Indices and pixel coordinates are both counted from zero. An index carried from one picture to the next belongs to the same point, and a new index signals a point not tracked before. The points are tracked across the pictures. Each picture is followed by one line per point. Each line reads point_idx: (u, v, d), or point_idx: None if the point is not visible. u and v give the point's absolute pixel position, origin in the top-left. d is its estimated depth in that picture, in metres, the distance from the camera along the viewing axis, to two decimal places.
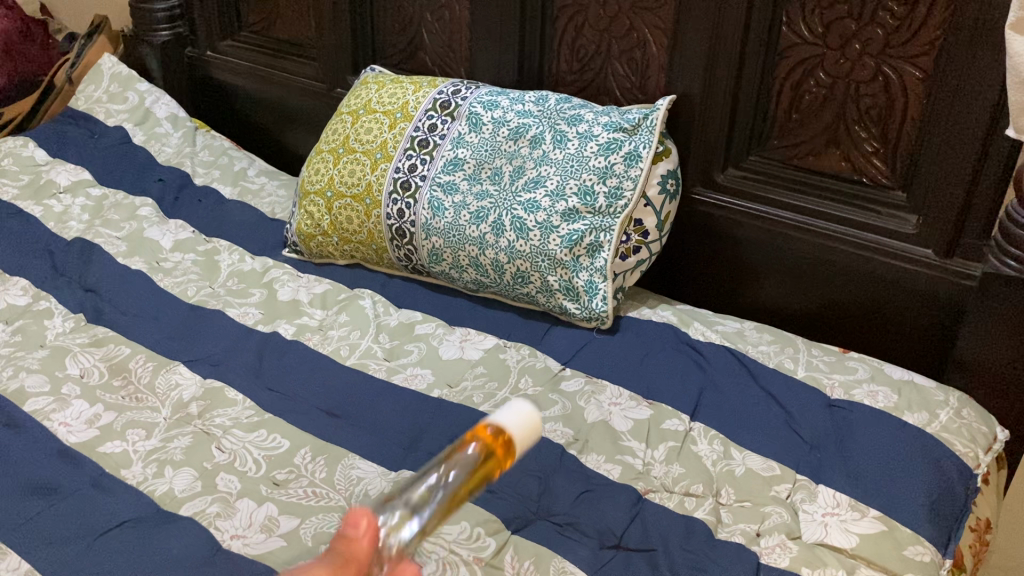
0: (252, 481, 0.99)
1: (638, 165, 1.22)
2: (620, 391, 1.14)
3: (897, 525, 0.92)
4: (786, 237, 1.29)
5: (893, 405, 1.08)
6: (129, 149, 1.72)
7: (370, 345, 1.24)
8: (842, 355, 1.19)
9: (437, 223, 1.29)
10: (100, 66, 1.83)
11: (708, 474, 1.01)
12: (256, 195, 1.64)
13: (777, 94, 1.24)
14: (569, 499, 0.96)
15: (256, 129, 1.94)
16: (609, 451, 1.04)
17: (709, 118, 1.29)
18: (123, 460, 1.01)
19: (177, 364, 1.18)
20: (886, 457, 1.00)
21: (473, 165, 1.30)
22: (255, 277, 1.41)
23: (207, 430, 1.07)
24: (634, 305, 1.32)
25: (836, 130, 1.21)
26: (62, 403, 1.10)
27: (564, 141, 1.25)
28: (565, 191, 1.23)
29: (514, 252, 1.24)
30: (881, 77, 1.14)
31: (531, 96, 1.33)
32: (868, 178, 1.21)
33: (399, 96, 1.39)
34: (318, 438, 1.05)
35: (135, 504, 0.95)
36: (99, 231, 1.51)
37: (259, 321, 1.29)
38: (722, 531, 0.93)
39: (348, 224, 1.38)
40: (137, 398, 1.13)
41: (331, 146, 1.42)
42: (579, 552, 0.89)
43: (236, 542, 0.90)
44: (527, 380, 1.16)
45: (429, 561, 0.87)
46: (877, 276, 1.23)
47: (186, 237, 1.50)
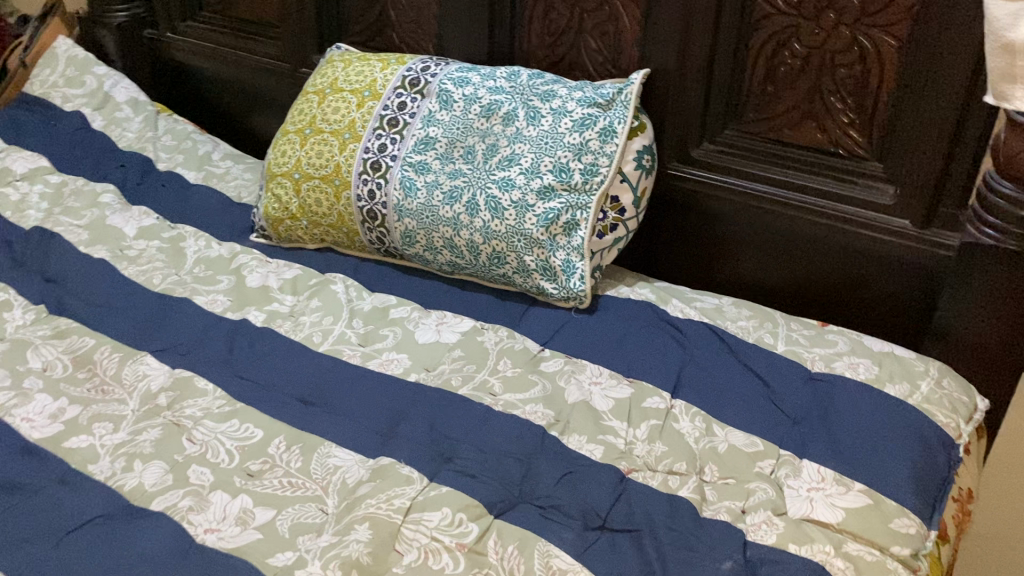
0: (225, 473, 0.96)
1: (613, 140, 1.20)
2: (600, 370, 1.12)
3: (883, 499, 0.91)
4: (762, 211, 1.28)
5: (875, 376, 1.07)
6: (87, 134, 1.67)
7: (343, 330, 1.21)
8: (821, 329, 1.18)
9: (409, 204, 1.26)
10: (56, 49, 1.77)
11: (691, 452, 0.99)
12: (222, 179, 1.59)
13: (751, 66, 1.22)
14: (551, 481, 0.94)
15: (220, 112, 1.89)
16: (591, 431, 1.02)
17: (684, 91, 1.27)
18: (90, 455, 0.98)
19: (144, 355, 1.15)
20: (869, 429, 1.00)
21: (444, 144, 1.27)
22: (222, 263, 1.37)
23: (177, 421, 1.03)
24: (612, 283, 1.30)
25: (812, 102, 1.19)
26: (24, 397, 1.06)
27: (538, 117, 1.23)
28: (540, 168, 1.20)
29: (489, 231, 1.21)
30: (857, 47, 1.13)
31: (503, 72, 1.30)
32: (844, 149, 1.20)
33: (367, 74, 1.36)
34: (292, 427, 1.03)
35: (103, 501, 0.91)
36: (59, 219, 1.46)
37: (228, 309, 1.26)
38: (707, 509, 0.92)
39: (317, 206, 1.34)
40: (103, 390, 1.09)
41: (298, 127, 1.38)
42: (563, 535, 0.87)
43: (210, 536, 0.87)
44: (506, 361, 1.14)
45: (410, 550, 0.85)
46: (854, 248, 1.22)
47: (150, 224, 1.46)
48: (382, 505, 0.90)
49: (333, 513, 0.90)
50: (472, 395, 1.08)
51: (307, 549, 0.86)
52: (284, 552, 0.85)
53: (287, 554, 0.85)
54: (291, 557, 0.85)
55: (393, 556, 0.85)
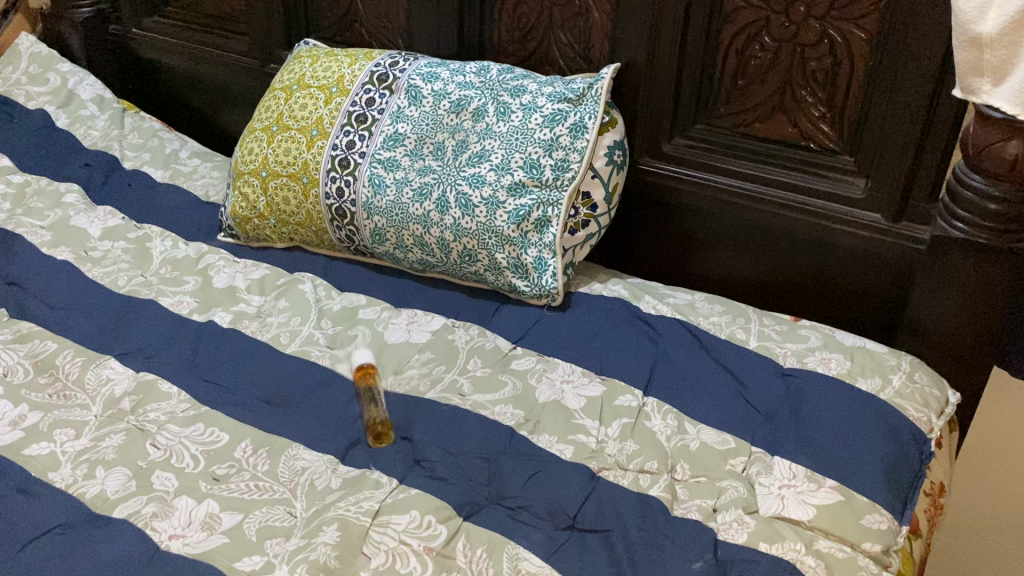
0: (190, 478, 0.94)
1: (584, 136, 1.19)
2: (572, 368, 1.11)
3: (854, 495, 0.91)
4: (734, 206, 1.27)
5: (846, 371, 1.07)
6: (51, 133, 1.64)
7: (312, 332, 1.19)
8: (793, 324, 1.18)
9: (379, 202, 1.24)
10: (18, 46, 1.75)
11: (663, 450, 0.98)
12: (188, 177, 1.57)
13: (722, 60, 1.21)
14: (520, 482, 0.93)
15: (188, 109, 1.86)
16: (561, 431, 1.01)
17: (655, 84, 1.26)
18: (50, 462, 0.96)
19: (108, 358, 1.13)
20: (841, 425, 0.99)
21: (414, 140, 1.25)
22: (189, 263, 1.35)
23: (141, 426, 1.01)
24: (585, 280, 1.29)
25: (783, 95, 1.19)
26: None
27: (508, 113, 1.21)
28: (510, 164, 1.19)
29: (460, 229, 1.20)
30: (826, 40, 1.12)
31: (473, 67, 1.28)
32: (815, 143, 1.19)
33: (334, 70, 1.34)
34: (259, 430, 1.01)
35: (64, 509, 0.89)
36: (22, 221, 1.43)
37: (194, 310, 1.24)
38: (679, 508, 0.91)
39: (285, 205, 1.32)
40: (65, 396, 1.07)
41: (265, 124, 1.36)
42: (533, 537, 0.86)
43: (175, 542, 0.86)
44: (476, 361, 1.13)
45: (378, 554, 0.84)
46: (827, 242, 1.21)
47: (115, 223, 1.43)
48: (351, 507, 0.89)
49: (302, 517, 0.89)
50: (441, 396, 1.06)
51: (276, 554, 0.84)
52: (252, 556, 0.84)
53: (256, 557, 0.84)
54: (259, 561, 0.83)
55: (360, 559, 0.84)
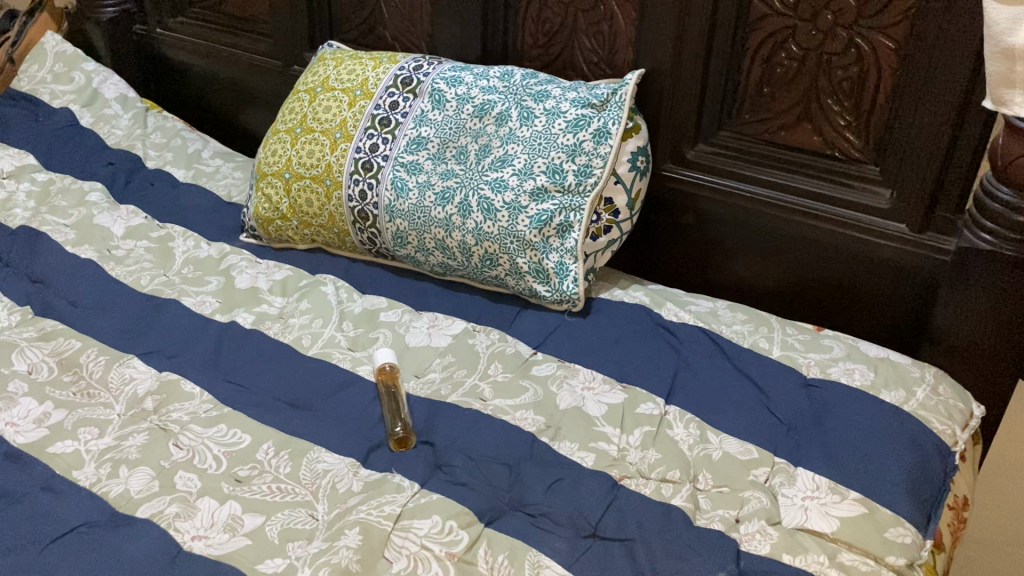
0: (213, 479, 0.94)
1: (607, 142, 1.18)
2: (593, 374, 1.11)
3: (877, 507, 0.91)
4: (758, 213, 1.26)
5: (870, 382, 1.06)
6: (75, 132, 1.65)
7: (333, 334, 1.19)
8: (817, 333, 1.17)
9: (401, 205, 1.24)
10: (43, 45, 1.76)
11: (685, 460, 0.98)
12: (211, 177, 1.58)
13: (748, 67, 1.21)
14: (542, 489, 0.93)
15: (211, 110, 1.87)
16: (582, 438, 1.01)
17: (680, 91, 1.25)
18: (74, 461, 0.96)
19: (131, 357, 1.13)
20: (865, 436, 0.99)
21: (437, 144, 1.26)
22: (211, 264, 1.35)
23: (164, 426, 1.02)
24: (606, 286, 1.29)
25: (808, 104, 1.18)
26: (9, 401, 1.05)
27: (531, 118, 1.21)
28: (533, 169, 1.19)
29: (482, 233, 1.20)
30: (853, 48, 1.12)
31: (496, 71, 1.28)
32: (840, 152, 1.19)
33: (359, 73, 1.34)
34: (281, 431, 1.01)
35: (88, 508, 0.90)
36: (46, 218, 1.44)
37: (216, 310, 1.24)
38: (701, 518, 0.91)
39: (308, 206, 1.33)
40: (89, 394, 1.07)
41: (289, 125, 1.36)
42: (555, 545, 0.86)
43: (198, 543, 0.86)
44: (496, 366, 1.13)
45: (400, 558, 0.84)
46: (851, 252, 1.21)
47: (138, 223, 1.44)
48: (373, 511, 0.89)
49: (324, 520, 0.89)
50: (461, 400, 1.06)
51: (297, 557, 0.84)
52: (274, 559, 0.84)
53: (277, 560, 0.84)
54: (281, 564, 0.84)
55: (382, 563, 0.84)
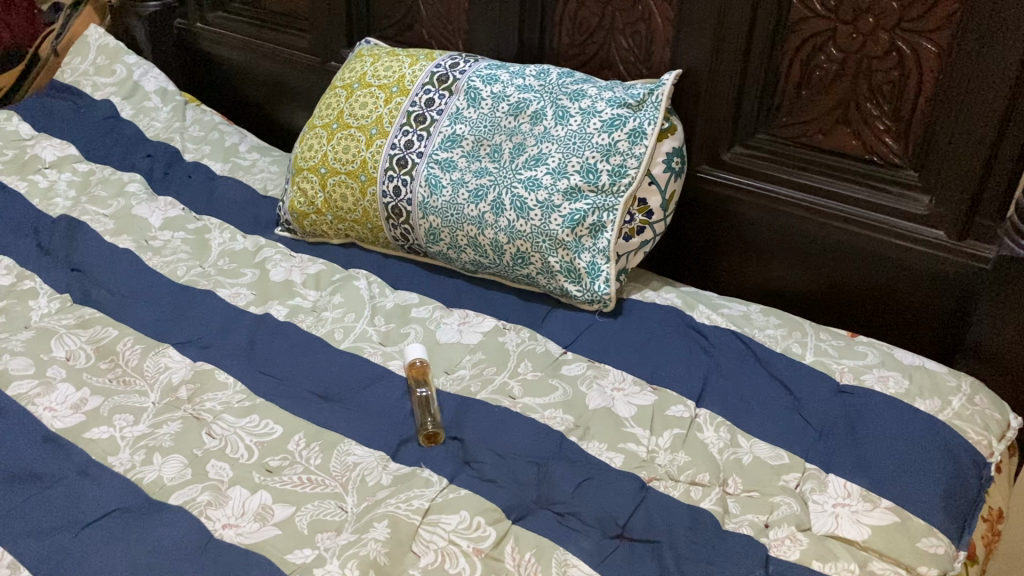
0: (245, 469, 0.95)
1: (642, 142, 1.18)
2: (623, 375, 1.11)
3: (910, 516, 0.89)
4: (794, 217, 1.25)
5: (905, 391, 1.05)
6: (116, 123, 1.67)
7: (365, 328, 1.20)
8: (851, 340, 1.16)
9: (434, 202, 1.25)
10: (86, 37, 1.78)
11: (715, 463, 0.97)
12: (247, 171, 1.60)
13: (786, 70, 1.20)
14: (570, 488, 0.93)
15: (248, 105, 1.89)
16: (611, 439, 1.00)
17: (717, 93, 1.25)
18: (110, 447, 0.98)
19: (167, 346, 1.15)
20: (898, 444, 0.98)
21: (471, 142, 1.26)
22: (246, 256, 1.37)
23: (198, 415, 1.03)
24: (638, 287, 1.28)
25: (847, 108, 1.17)
26: (47, 386, 1.07)
27: (567, 117, 1.21)
28: (567, 168, 1.19)
29: (514, 231, 1.20)
30: (895, 52, 1.10)
31: (532, 70, 1.29)
32: (878, 158, 1.17)
33: (395, 70, 1.35)
34: (312, 423, 1.02)
35: (122, 493, 0.91)
36: (86, 208, 1.47)
37: (251, 302, 1.26)
38: (730, 522, 0.90)
39: (342, 202, 1.34)
40: (125, 381, 1.09)
41: (325, 121, 1.37)
42: (582, 545, 0.86)
43: (229, 532, 0.87)
44: (526, 364, 1.13)
45: (428, 552, 0.84)
46: (887, 258, 1.19)
47: (175, 214, 1.46)
48: (401, 505, 0.89)
49: (353, 512, 0.90)
50: (491, 398, 1.07)
51: (326, 548, 0.85)
52: (303, 550, 0.85)
53: (307, 551, 0.85)
54: (310, 555, 0.84)
55: (409, 557, 0.84)
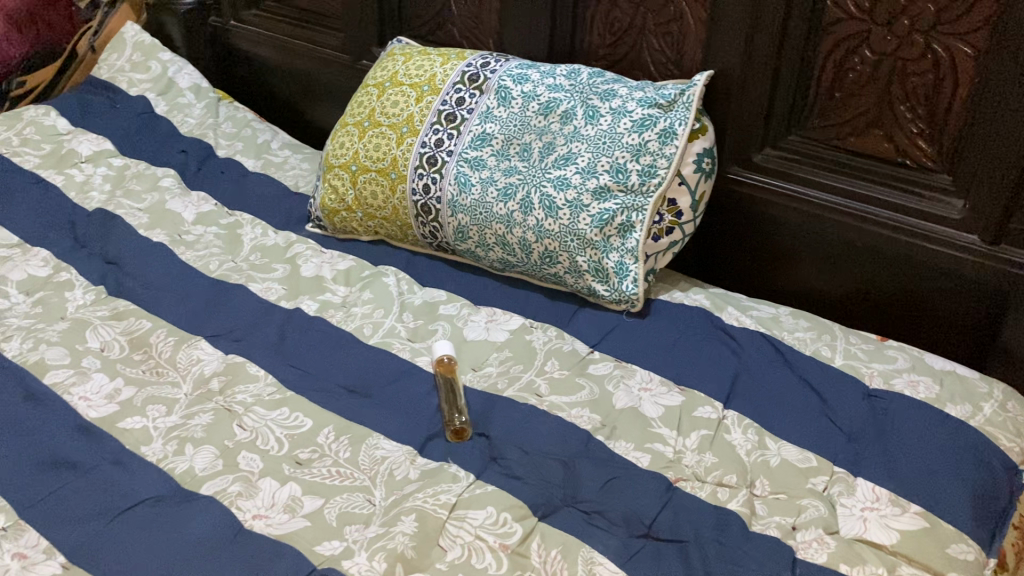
0: (275, 460, 0.97)
1: (673, 142, 1.18)
2: (650, 375, 1.11)
3: (939, 522, 0.89)
4: (825, 220, 1.24)
5: (935, 396, 1.04)
6: (151, 119, 1.70)
7: (393, 324, 1.21)
8: (880, 343, 1.15)
9: (464, 200, 1.25)
10: (123, 34, 1.81)
11: (742, 465, 0.97)
12: (279, 168, 1.61)
13: (819, 71, 1.19)
14: (596, 486, 0.93)
15: (280, 102, 1.91)
16: (638, 439, 1.00)
17: (748, 94, 1.24)
18: (142, 437, 0.99)
19: (199, 339, 1.16)
20: (928, 450, 0.97)
21: (501, 140, 1.27)
22: (278, 251, 1.38)
23: (229, 407, 1.04)
24: (666, 288, 1.28)
25: (880, 110, 1.16)
26: (82, 376, 1.08)
27: (597, 117, 1.21)
28: (596, 168, 1.19)
29: (543, 230, 1.20)
30: (930, 55, 1.09)
31: (563, 70, 1.29)
32: (912, 160, 1.16)
33: (426, 69, 1.36)
34: (341, 417, 1.03)
35: (155, 482, 0.93)
36: (121, 202, 1.49)
37: (282, 297, 1.27)
38: (757, 524, 0.90)
39: (372, 199, 1.35)
40: (158, 372, 1.11)
41: (357, 119, 1.38)
42: (608, 543, 0.86)
43: (259, 522, 0.88)
44: (553, 362, 1.13)
45: (455, 547, 0.85)
46: (919, 261, 1.18)
47: (208, 210, 1.48)
48: (429, 499, 0.90)
49: (381, 505, 0.91)
50: (518, 395, 1.07)
51: (354, 540, 0.86)
52: (331, 542, 0.86)
53: (335, 543, 0.86)
54: (338, 547, 0.85)
55: (436, 551, 0.85)
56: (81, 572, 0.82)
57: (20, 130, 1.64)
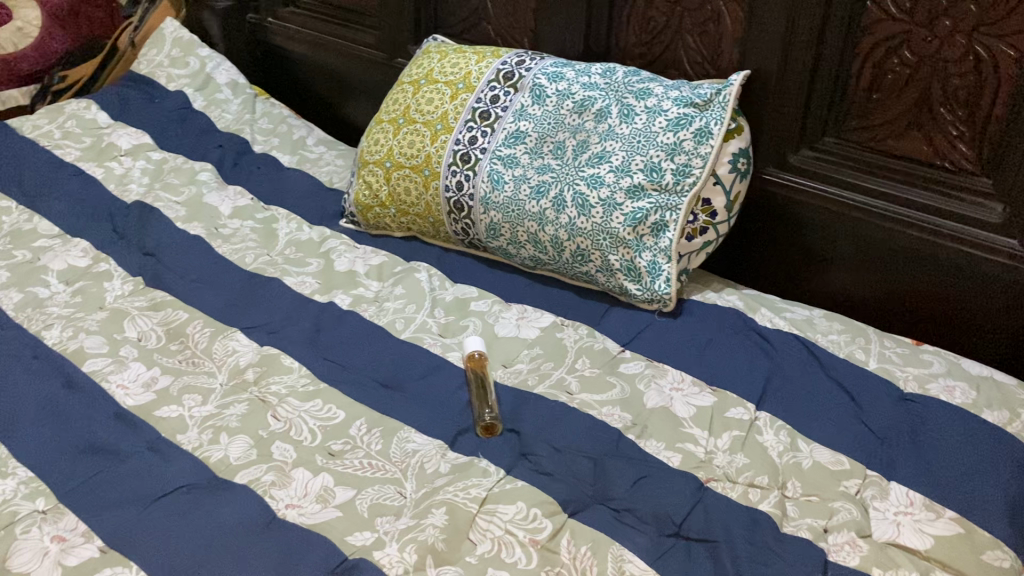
0: (308, 451, 0.98)
1: (708, 142, 1.17)
2: (682, 375, 1.10)
3: (975, 528, 0.88)
4: (860, 222, 1.23)
5: (972, 401, 1.03)
6: (189, 115, 1.72)
7: (425, 319, 1.22)
8: (916, 347, 1.14)
9: (496, 197, 1.26)
10: (162, 31, 1.84)
11: (774, 466, 0.97)
12: (314, 164, 1.63)
13: (857, 72, 1.18)
14: (626, 484, 0.93)
15: (315, 99, 1.93)
16: (669, 438, 1.00)
17: (785, 95, 1.24)
18: (178, 425, 1.01)
19: (234, 331, 1.18)
20: (963, 456, 0.96)
21: (535, 138, 1.27)
22: (312, 246, 1.40)
23: (263, 397, 1.05)
24: (698, 288, 1.28)
25: (919, 112, 1.15)
26: (120, 365, 1.10)
27: (632, 115, 1.21)
28: (630, 166, 1.19)
29: (575, 229, 1.20)
30: (971, 56, 1.08)
31: (598, 69, 1.29)
32: (951, 163, 1.15)
33: (462, 67, 1.36)
34: (373, 410, 1.04)
35: (191, 470, 0.94)
36: (159, 195, 1.51)
37: (316, 291, 1.28)
38: (788, 525, 0.90)
39: (406, 195, 1.36)
40: (193, 363, 1.12)
41: (392, 116, 1.39)
42: (638, 541, 0.86)
43: (292, 512, 0.89)
44: (584, 360, 1.13)
45: (485, 541, 0.85)
46: (955, 265, 1.17)
47: (244, 204, 1.50)
48: (459, 493, 0.90)
49: (412, 498, 0.91)
50: (548, 393, 1.07)
51: (385, 531, 0.87)
52: (363, 532, 0.87)
53: (366, 534, 0.86)
54: (370, 538, 0.86)
55: (466, 545, 0.85)
56: (119, 555, 0.83)
57: (62, 123, 1.67)
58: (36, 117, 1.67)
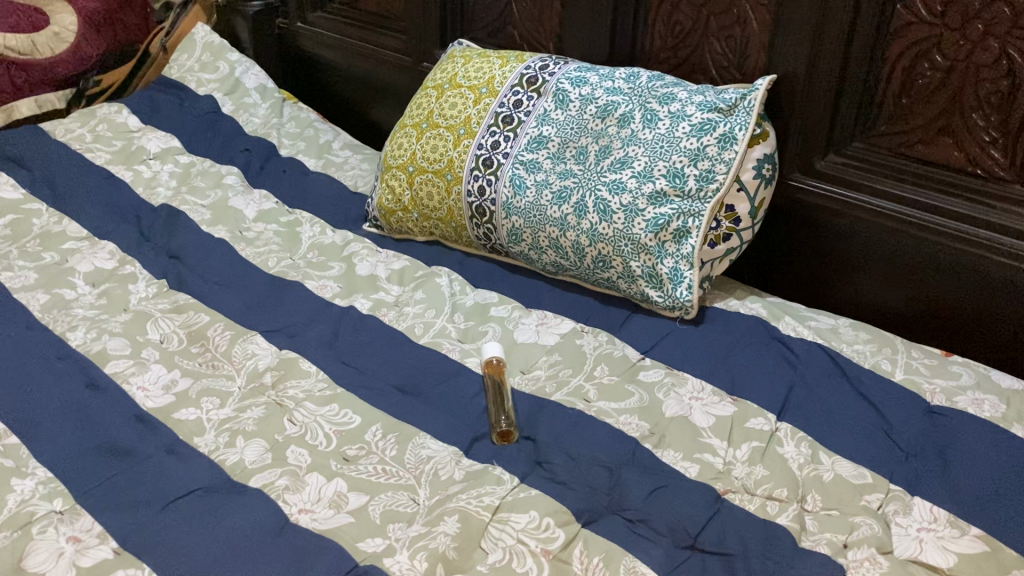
0: (323, 456, 0.98)
1: (732, 147, 1.15)
2: (702, 385, 1.09)
3: (1001, 547, 0.85)
4: (889, 229, 1.21)
5: (1002, 415, 1.00)
6: (217, 119, 1.74)
7: (444, 325, 1.21)
8: (944, 359, 1.11)
9: (517, 203, 1.25)
10: (194, 35, 1.85)
11: (794, 478, 0.95)
12: (339, 168, 1.64)
13: (887, 77, 1.16)
14: (642, 495, 0.92)
15: (344, 103, 1.94)
16: (687, 448, 0.99)
17: (812, 99, 1.21)
18: (196, 428, 1.02)
19: (254, 334, 1.18)
20: (991, 473, 0.93)
21: (558, 143, 1.26)
22: (335, 250, 1.40)
23: (280, 401, 1.06)
24: (721, 295, 1.26)
25: (950, 117, 1.12)
26: (142, 367, 1.11)
27: (655, 120, 1.20)
28: (653, 172, 1.17)
29: (596, 234, 1.19)
30: (1004, 62, 1.05)
31: (622, 73, 1.28)
32: (984, 171, 1.12)
33: (486, 71, 1.36)
34: (389, 415, 1.04)
35: (206, 473, 0.95)
36: (186, 199, 1.53)
37: (336, 295, 1.29)
38: (807, 540, 0.88)
39: (428, 200, 1.36)
40: (213, 365, 1.13)
41: (415, 120, 1.40)
42: (652, 552, 0.85)
43: (304, 517, 0.89)
44: (603, 368, 1.12)
45: (496, 550, 0.85)
46: (986, 275, 1.14)
47: (269, 207, 1.51)
48: (472, 500, 0.90)
49: (424, 505, 0.91)
50: (566, 399, 1.06)
51: (397, 538, 0.86)
52: (374, 539, 0.86)
53: (378, 540, 0.86)
54: (381, 544, 0.86)
55: (478, 554, 0.85)
56: (132, 557, 0.84)
57: (94, 126, 1.69)
58: (68, 120, 1.70)
